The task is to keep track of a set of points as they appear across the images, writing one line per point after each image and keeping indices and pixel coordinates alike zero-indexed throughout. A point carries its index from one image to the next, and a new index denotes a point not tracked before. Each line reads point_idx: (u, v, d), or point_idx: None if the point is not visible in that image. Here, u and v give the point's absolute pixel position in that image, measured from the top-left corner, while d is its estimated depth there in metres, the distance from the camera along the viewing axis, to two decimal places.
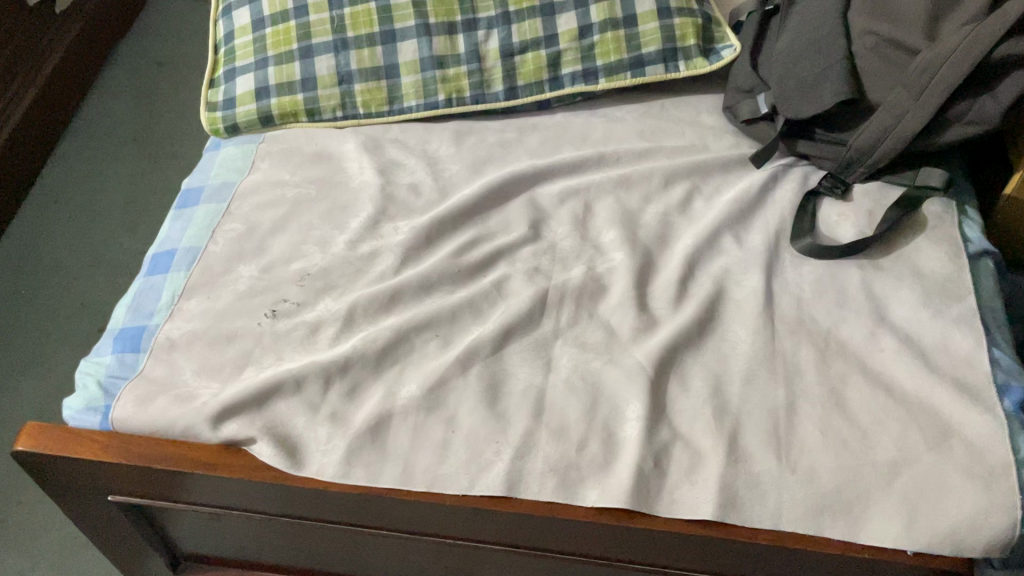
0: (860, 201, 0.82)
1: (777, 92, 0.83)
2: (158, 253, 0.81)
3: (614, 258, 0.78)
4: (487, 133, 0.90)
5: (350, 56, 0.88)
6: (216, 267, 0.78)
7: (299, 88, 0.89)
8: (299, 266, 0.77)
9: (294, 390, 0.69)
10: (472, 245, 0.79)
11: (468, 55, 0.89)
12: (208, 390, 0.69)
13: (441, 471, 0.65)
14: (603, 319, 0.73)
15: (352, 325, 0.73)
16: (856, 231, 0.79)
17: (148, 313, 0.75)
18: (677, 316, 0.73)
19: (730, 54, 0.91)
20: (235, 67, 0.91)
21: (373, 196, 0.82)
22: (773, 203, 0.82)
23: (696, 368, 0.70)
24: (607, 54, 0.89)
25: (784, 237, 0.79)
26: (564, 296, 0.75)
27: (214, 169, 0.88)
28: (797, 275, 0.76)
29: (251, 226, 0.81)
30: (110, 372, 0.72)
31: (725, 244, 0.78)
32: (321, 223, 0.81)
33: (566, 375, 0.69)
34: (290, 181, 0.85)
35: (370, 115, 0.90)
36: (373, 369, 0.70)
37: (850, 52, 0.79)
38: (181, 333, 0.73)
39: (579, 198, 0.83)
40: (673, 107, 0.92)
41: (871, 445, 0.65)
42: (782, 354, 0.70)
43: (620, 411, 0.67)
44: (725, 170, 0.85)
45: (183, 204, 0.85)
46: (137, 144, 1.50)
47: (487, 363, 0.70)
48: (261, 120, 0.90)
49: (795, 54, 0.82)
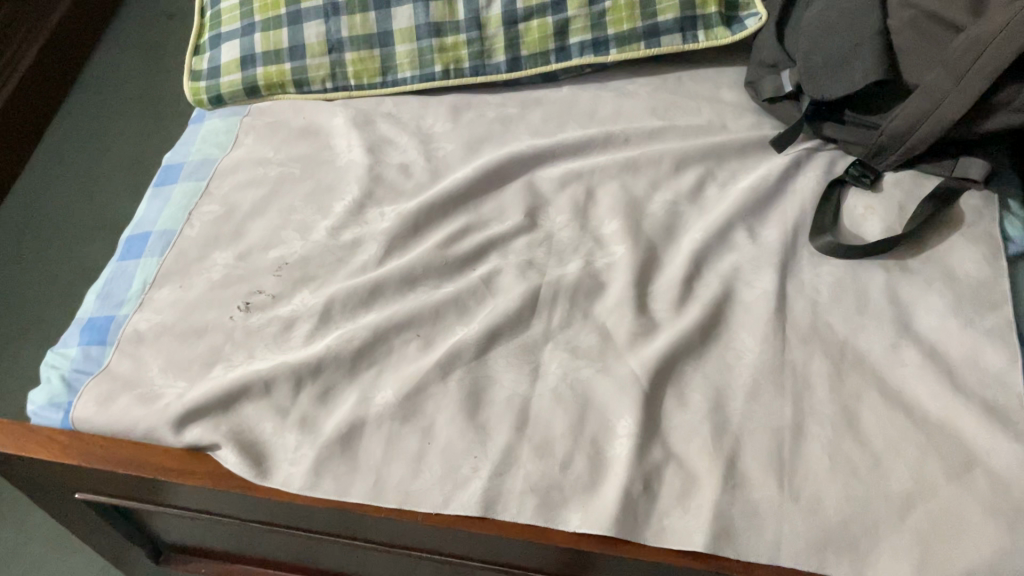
0: (890, 191, 0.74)
1: (803, 69, 0.76)
2: (133, 234, 0.76)
3: (615, 252, 0.72)
4: (486, 108, 0.84)
5: (341, 23, 0.82)
6: (190, 254, 0.73)
7: (287, 56, 0.83)
8: (276, 254, 0.73)
9: (263, 392, 0.64)
10: (463, 235, 0.73)
11: (468, 22, 0.82)
12: (174, 389, 0.65)
13: (414, 487, 0.60)
14: (597, 321, 0.68)
15: (328, 322, 0.68)
16: (884, 227, 0.72)
17: (118, 302, 0.71)
18: (680, 320, 0.67)
19: (755, 23, 0.82)
20: (221, 33, 0.85)
21: (360, 177, 0.77)
22: (794, 192, 0.75)
23: (696, 379, 0.64)
24: (619, 22, 0.82)
25: (804, 231, 0.72)
26: (558, 294, 0.69)
27: (196, 143, 0.83)
28: (814, 275, 0.69)
29: (229, 207, 0.76)
30: (75, 366, 0.68)
31: (737, 238, 0.72)
32: (303, 206, 0.76)
33: (554, 384, 0.64)
34: (273, 159, 0.80)
35: (362, 87, 0.84)
36: (347, 370, 0.65)
37: (886, 26, 0.71)
38: (150, 326, 0.69)
39: (581, 183, 0.77)
40: (691, 81, 0.85)
41: (884, 473, 0.58)
42: (792, 366, 0.64)
43: (610, 425, 0.62)
44: (743, 154, 0.78)
45: (162, 181, 0.80)
46: (145, 101, 1.45)
47: (470, 367, 0.65)
48: (247, 91, 0.84)
49: (824, 26, 0.74)
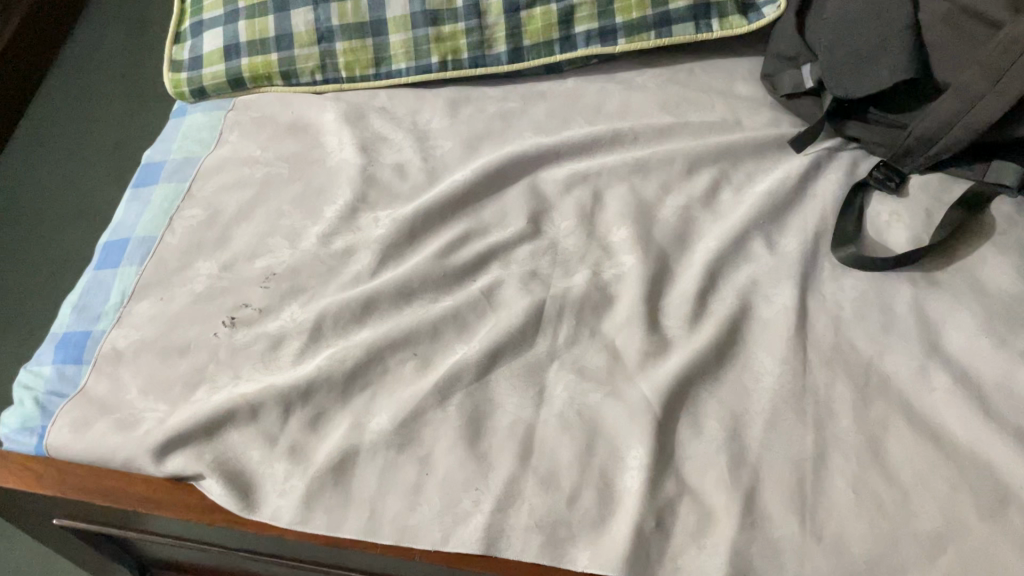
0: (917, 196, 0.69)
1: (826, 64, 0.70)
2: (110, 240, 0.72)
3: (624, 262, 0.67)
4: (486, 102, 0.79)
5: (331, 10, 0.77)
6: (171, 263, 0.69)
7: (273, 46, 0.78)
8: (264, 264, 0.68)
9: (249, 417, 0.60)
10: (462, 243, 0.69)
11: (467, 9, 0.76)
12: (154, 413, 0.61)
13: (411, 522, 0.56)
14: (606, 339, 0.64)
15: (319, 339, 0.64)
16: (910, 235, 0.67)
17: (95, 316, 0.66)
18: (694, 338, 0.63)
19: (773, 12, 0.77)
20: (202, 20, 0.80)
21: (352, 178, 0.72)
22: (815, 196, 0.70)
23: (712, 404, 0.60)
24: (627, 9, 0.77)
25: (825, 240, 0.67)
26: (563, 309, 0.65)
27: (178, 140, 0.78)
28: (837, 288, 0.65)
29: (213, 211, 0.71)
30: (50, 387, 0.63)
31: (755, 247, 0.67)
32: (291, 210, 0.71)
33: (560, 409, 0.60)
34: (260, 158, 0.75)
35: (353, 79, 0.79)
36: (339, 394, 0.61)
37: (918, 19, 0.65)
38: (129, 343, 0.65)
39: (587, 186, 0.72)
40: (704, 71, 0.80)
41: (912, 509, 0.55)
42: (813, 390, 0.60)
43: (620, 455, 0.58)
44: (759, 154, 0.73)
45: (141, 181, 0.75)
46: (127, 81, 1.39)
47: (470, 391, 0.61)
48: (231, 83, 0.79)
49: (849, 18, 0.69)
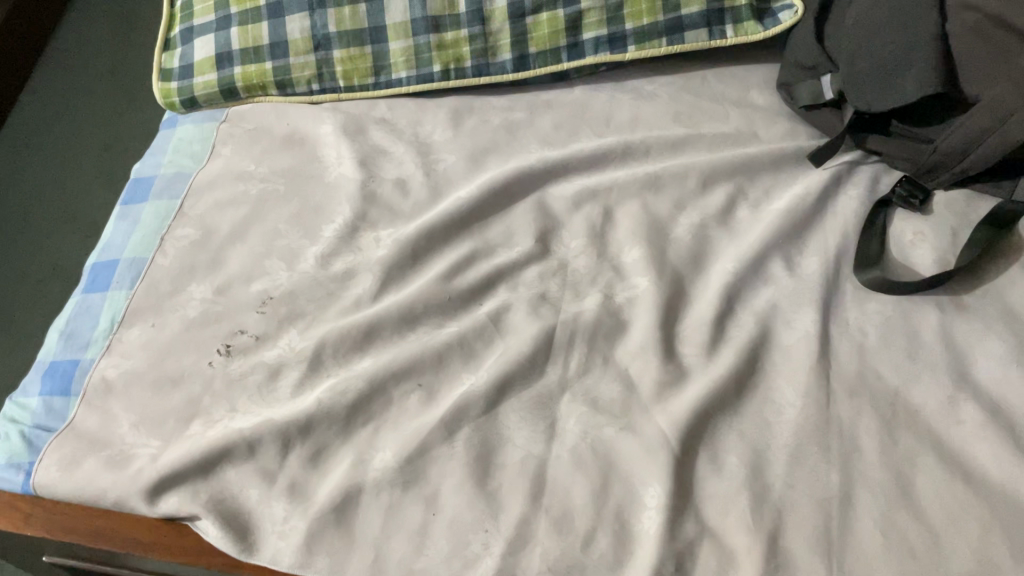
0: (942, 213, 0.67)
1: (846, 75, 0.67)
2: (98, 262, 0.68)
3: (638, 284, 0.64)
4: (491, 112, 0.75)
5: (328, 16, 0.73)
6: (163, 287, 0.65)
7: (268, 55, 0.74)
8: (260, 287, 0.65)
9: (247, 454, 0.57)
10: (467, 265, 0.66)
11: (470, 15, 0.73)
12: (147, 449, 0.58)
13: (418, 566, 0.54)
14: (619, 368, 0.61)
15: (318, 369, 0.61)
16: (936, 256, 0.64)
17: (82, 344, 0.63)
18: (712, 368, 0.60)
19: (790, 18, 0.74)
20: (193, 26, 0.76)
21: (351, 195, 0.69)
22: (835, 214, 0.67)
23: (732, 439, 0.57)
24: (638, 15, 0.74)
25: (847, 261, 0.64)
26: (575, 335, 0.62)
27: (168, 153, 0.75)
28: (860, 313, 0.62)
29: (206, 231, 0.68)
30: (36, 421, 0.61)
31: (774, 269, 0.64)
32: (288, 229, 0.68)
33: (572, 444, 0.57)
34: (255, 174, 0.71)
35: (351, 89, 0.76)
36: (341, 428, 0.58)
37: (944, 30, 0.62)
38: (119, 374, 0.62)
39: (598, 202, 0.69)
40: (717, 79, 0.76)
41: (944, 552, 0.52)
42: (838, 423, 0.57)
43: (636, 494, 0.55)
44: (776, 168, 0.70)
45: (131, 198, 0.72)
46: (115, 78, 1.35)
47: (478, 424, 0.58)
48: (223, 93, 0.76)
49: (871, 27, 0.65)
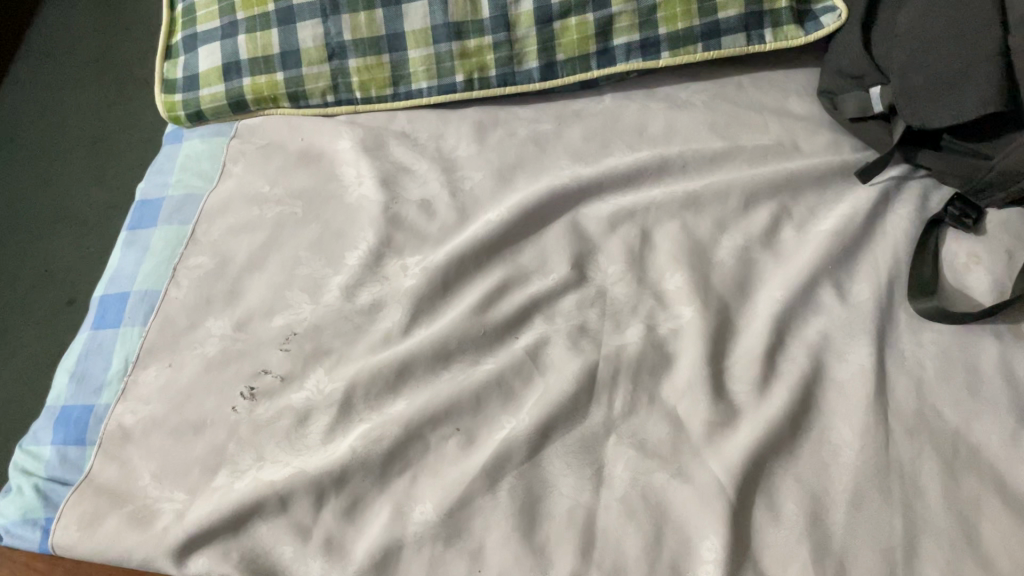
0: (996, 233, 0.63)
1: (897, 88, 0.64)
2: (107, 294, 0.65)
3: (681, 314, 0.61)
4: (517, 124, 0.72)
5: (343, 23, 0.69)
6: (178, 323, 0.62)
7: (278, 65, 0.70)
8: (282, 322, 0.61)
9: (278, 508, 0.54)
10: (500, 295, 0.63)
11: (494, 21, 0.69)
12: (171, 504, 0.55)
13: None
14: (666, 407, 0.58)
15: (349, 413, 0.57)
16: (992, 281, 0.61)
17: (96, 388, 0.60)
18: (765, 407, 0.57)
19: (833, 22, 0.70)
20: (197, 33, 0.72)
21: (375, 219, 0.65)
22: (884, 234, 0.64)
23: (789, 485, 0.55)
24: (672, 19, 0.69)
25: (899, 287, 0.62)
26: (618, 371, 0.59)
27: (175, 173, 0.70)
28: (915, 344, 0.59)
29: (222, 259, 0.64)
30: (51, 473, 0.58)
31: (824, 297, 0.61)
32: (309, 257, 0.64)
33: (622, 492, 0.54)
34: (270, 196, 0.67)
35: (369, 100, 0.71)
36: (377, 478, 0.55)
37: (1007, 45, 0.58)
38: (137, 421, 0.58)
39: (634, 223, 0.65)
40: (754, 86, 0.73)
41: None
42: (898, 465, 0.55)
43: (692, 547, 0.52)
44: (821, 184, 0.67)
45: (138, 223, 0.68)
46: (101, 66, 1.28)
47: (522, 472, 0.55)
48: (231, 106, 0.71)
49: (925, 38, 0.62)
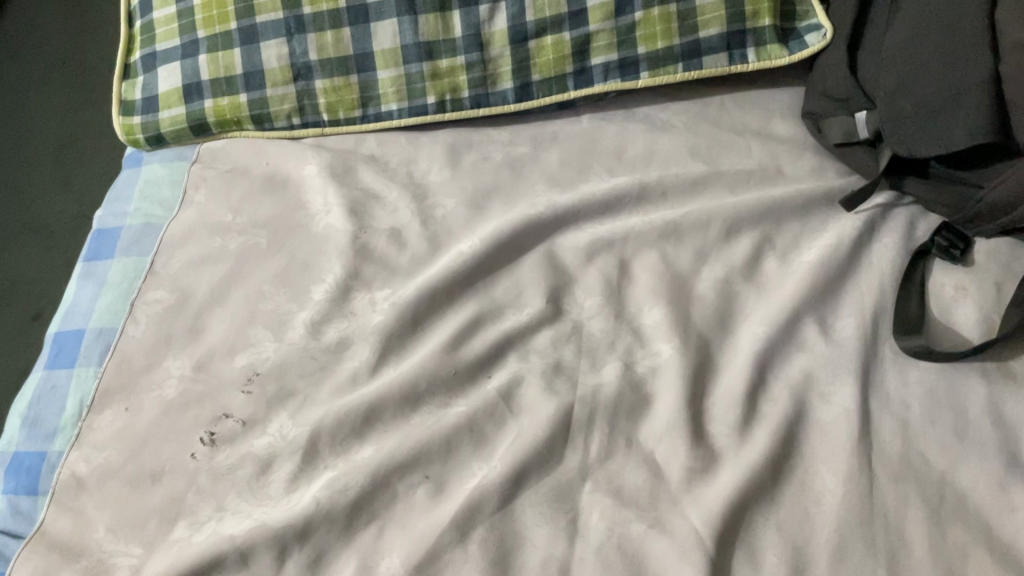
0: (986, 264, 0.61)
1: (884, 114, 0.61)
2: (62, 331, 0.62)
3: (660, 351, 0.59)
4: (492, 146, 0.69)
5: (309, 42, 0.66)
6: (136, 363, 0.59)
7: (241, 86, 0.67)
8: (244, 362, 0.59)
9: (239, 564, 0.52)
10: (473, 331, 0.60)
11: (466, 40, 0.66)
12: (127, 559, 0.53)
13: None
14: (644, 452, 0.56)
15: (314, 460, 0.55)
16: (980, 315, 0.59)
17: (49, 433, 0.58)
18: (745, 451, 0.55)
19: (818, 41, 0.67)
20: (155, 51, 0.69)
21: (342, 250, 0.62)
22: (870, 265, 0.62)
23: (769, 535, 0.53)
24: (651, 38, 0.67)
25: (885, 322, 0.59)
26: (594, 413, 0.57)
27: (134, 200, 0.68)
28: (901, 384, 0.57)
29: (182, 294, 0.62)
30: (2, 526, 0.56)
31: (807, 333, 0.59)
32: (274, 291, 0.62)
33: (597, 544, 0.52)
34: (232, 225, 0.65)
35: (336, 122, 0.69)
36: (342, 530, 0.53)
37: (998, 72, 0.56)
38: (92, 469, 0.56)
39: (612, 254, 0.63)
40: (736, 106, 0.71)
41: None
42: (882, 513, 0.52)
43: None
44: (806, 212, 0.65)
45: (94, 254, 0.65)
46: (69, 67, 1.24)
47: (494, 523, 0.53)
48: (192, 129, 0.68)
49: (914, 63, 0.59)
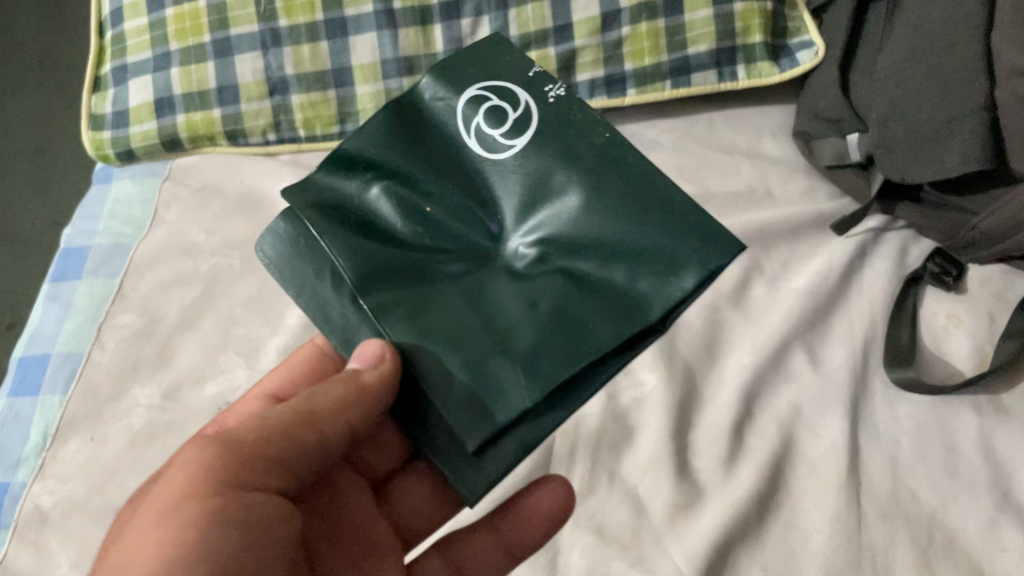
0: (977, 291, 0.60)
1: (877, 139, 0.60)
2: (27, 356, 0.60)
3: (645, 381, 0.58)
4: None
5: (284, 56, 0.65)
6: (103, 391, 0.57)
7: (214, 100, 0.66)
8: (215, 390, 0.57)
9: None
10: None
11: (448, 56, 0.65)
12: None
13: None
14: (627, 486, 0.54)
15: None
16: (972, 345, 0.58)
17: (11, 464, 0.55)
18: (731, 487, 0.53)
19: (810, 59, 0.66)
20: (126, 63, 0.67)
21: None
22: (861, 292, 0.60)
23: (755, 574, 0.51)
24: (638, 54, 0.65)
25: (875, 352, 0.58)
26: (576, 448, 0.55)
27: (104, 219, 0.66)
28: (891, 417, 0.55)
29: (152, 318, 0.60)
30: None
31: (795, 363, 0.58)
32: (246, 315, 0.60)
33: None
34: (205, 246, 0.63)
35: (313, 138, 0.67)
36: None
37: (993, 98, 0.54)
38: (55, 502, 0.53)
39: None
40: (725, 125, 0.69)
41: None
42: (871, 552, 0.50)
43: None
44: (795, 236, 0.63)
45: (62, 274, 0.64)
46: (46, 70, 1.22)
47: None
48: (164, 145, 0.67)
49: (906, 86, 0.58)
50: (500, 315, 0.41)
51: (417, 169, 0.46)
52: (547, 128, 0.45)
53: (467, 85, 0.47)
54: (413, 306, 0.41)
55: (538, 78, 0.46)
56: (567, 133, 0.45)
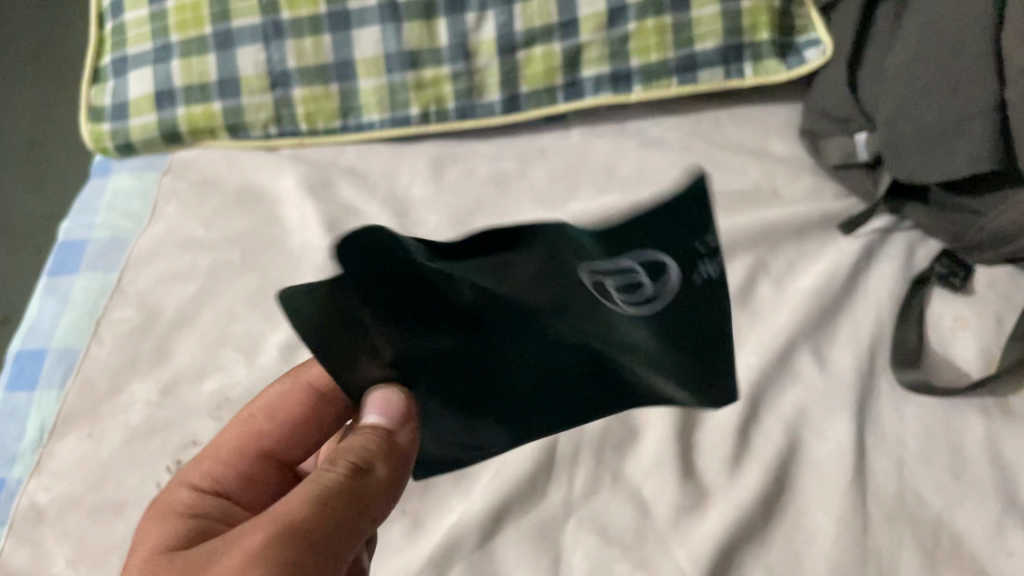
0: (984, 293, 0.59)
1: (886, 137, 0.59)
2: (23, 350, 0.59)
3: None
4: (476, 160, 0.67)
5: (286, 49, 0.64)
6: (100, 386, 0.56)
7: (215, 93, 0.65)
8: (213, 387, 0.56)
9: None
10: None
11: (451, 50, 0.64)
12: None
13: None
14: (631, 487, 0.53)
15: None
16: (979, 347, 0.57)
17: (7, 460, 0.54)
18: (735, 489, 0.53)
19: (817, 57, 0.65)
20: (127, 54, 0.67)
21: (318, 268, 0.60)
22: (867, 293, 0.60)
23: None
24: (644, 50, 0.65)
25: (883, 354, 0.57)
26: (579, 448, 0.55)
27: (101, 212, 0.65)
28: (896, 420, 0.55)
29: (150, 313, 0.59)
30: None
31: (801, 364, 0.57)
32: (245, 311, 0.59)
33: None
34: (205, 241, 0.63)
35: (316, 132, 0.67)
36: None
37: (1003, 98, 0.53)
38: (51, 499, 0.52)
39: None
40: (731, 124, 0.69)
41: None
42: (876, 556, 0.50)
43: None
44: (801, 236, 0.62)
45: (59, 268, 0.63)
46: (42, 63, 1.21)
47: (472, 562, 0.51)
48: (164, 137, 0.67)
49: (915, 86, 0.57)
50: (511, 374, 0.37)
51: (484, 264, 0.32)
52: (680, 305, 0.34)
53: (639, 229, 0.31)
54: (439, 358, 0.36)
55: (694, 262, 0.32)
56: (696, 305, 0.34)
